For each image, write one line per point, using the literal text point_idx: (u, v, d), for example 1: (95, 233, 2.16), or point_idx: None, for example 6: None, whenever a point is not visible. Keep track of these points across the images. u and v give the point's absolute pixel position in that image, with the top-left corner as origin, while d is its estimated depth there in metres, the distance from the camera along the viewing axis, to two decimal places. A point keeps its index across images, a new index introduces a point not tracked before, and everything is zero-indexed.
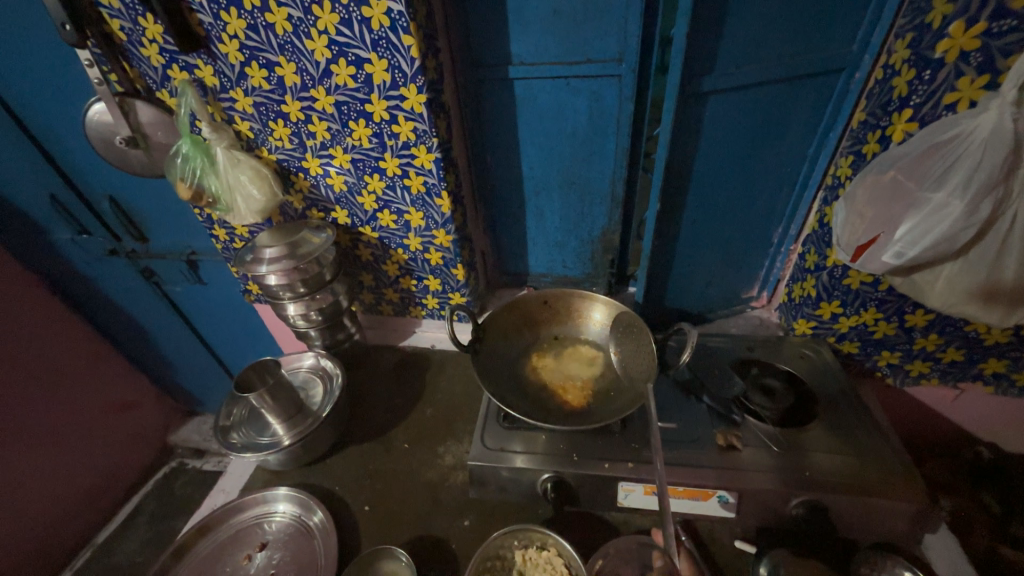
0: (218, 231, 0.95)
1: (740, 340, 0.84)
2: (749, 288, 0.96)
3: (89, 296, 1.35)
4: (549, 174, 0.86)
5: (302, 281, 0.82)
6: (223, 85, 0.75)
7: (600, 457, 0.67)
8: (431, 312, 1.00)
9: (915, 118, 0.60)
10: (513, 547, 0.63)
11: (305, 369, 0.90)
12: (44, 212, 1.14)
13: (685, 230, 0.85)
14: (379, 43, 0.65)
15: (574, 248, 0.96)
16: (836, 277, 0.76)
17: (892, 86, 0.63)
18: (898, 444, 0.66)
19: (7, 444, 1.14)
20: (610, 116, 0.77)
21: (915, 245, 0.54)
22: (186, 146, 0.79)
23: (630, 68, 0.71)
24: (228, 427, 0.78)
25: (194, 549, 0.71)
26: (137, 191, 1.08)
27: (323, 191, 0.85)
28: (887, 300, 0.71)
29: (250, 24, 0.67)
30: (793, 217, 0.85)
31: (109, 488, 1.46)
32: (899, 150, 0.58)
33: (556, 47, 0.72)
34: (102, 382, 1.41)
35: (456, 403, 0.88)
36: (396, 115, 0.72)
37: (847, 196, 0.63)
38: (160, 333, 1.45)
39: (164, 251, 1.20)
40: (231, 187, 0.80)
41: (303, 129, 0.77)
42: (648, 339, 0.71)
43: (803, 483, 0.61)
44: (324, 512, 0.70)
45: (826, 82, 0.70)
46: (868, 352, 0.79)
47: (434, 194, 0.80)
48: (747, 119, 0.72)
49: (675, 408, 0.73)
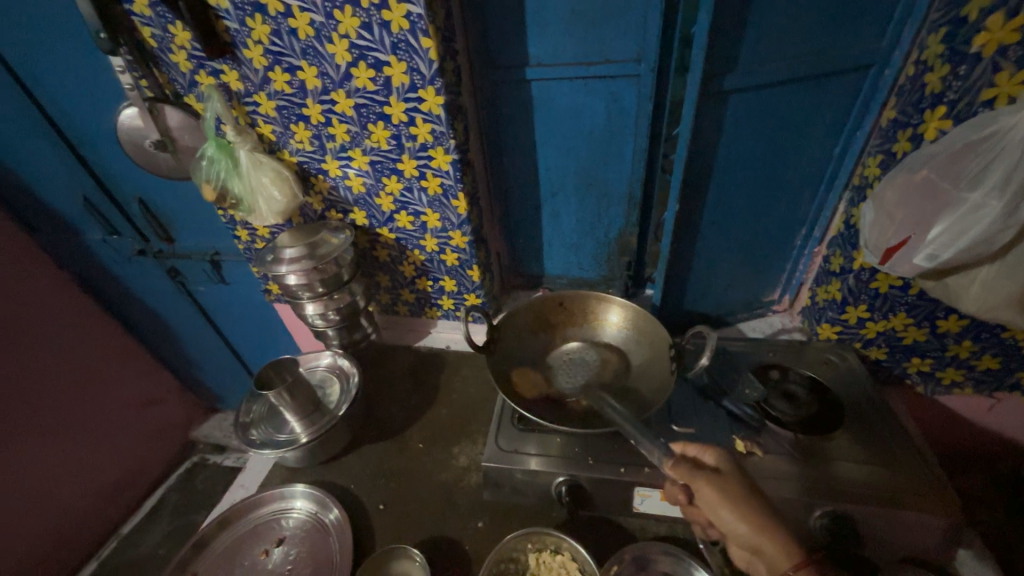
0: (240, 232, 0.97)
1: (761, 344, 0.82)
2: (770, 291, 0.94)
3: (119, 294, 1.40)
4: (566, 176, 0.86)
5: (320, 282, 0.83)
6: (248, 89, 0.77)
7: (615, 461, 0.66)
8: (447, 313, 1.01)
9: (949, 115, 0.58)
10: (527, 550, 0.63)
11: (323, 368, 0.91)
12: (78, 214, 1.19)
13: (705, 231, 0.84)
14: (398, 46, 0.66)
15: (590, 249, 0.96)
16: (862, 281, 0.73)
17: (924, 83, 0.61)
18: (927, 454, 0.63)
19: (35, 436, 1.18)
20: (628, 117, 0.76)
21: (949, 247, 0.52)
22: (212, 149, 0.81)
23: (649, 67, 0.70)
24: (248, 423, 0.80)
25: (213, 543, 0.72)
26: (164, 193, 1.11)
27: (342, 192, 0.86)
28: (917, 304, 0.69)
29: (274, 29, 0.69)
30: (818, 219, 0.82)
31: (133, 481, 1.50)
32: (931, 148, 0.56)
33: (574, 47, 0.72)
34: (128, 378, 1.46)
35: (472, 403, 0.88)
36: (413, 117, 0.73)
37: (875, 197, 0.61)
38: (183, 330, 1.49)
39: (188, 251, 1.24)
40: (253, 189, 0.83)
41: (323, 132, 0.79)
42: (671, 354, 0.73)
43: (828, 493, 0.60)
44: (339, 509, 0.71)
45: (853, 81, 0.68)
46: (897, 358, 0.77)
47: (450, 195, 0.81)
48: (771, 119, 0.70)
49: (693, 412, 0.72)
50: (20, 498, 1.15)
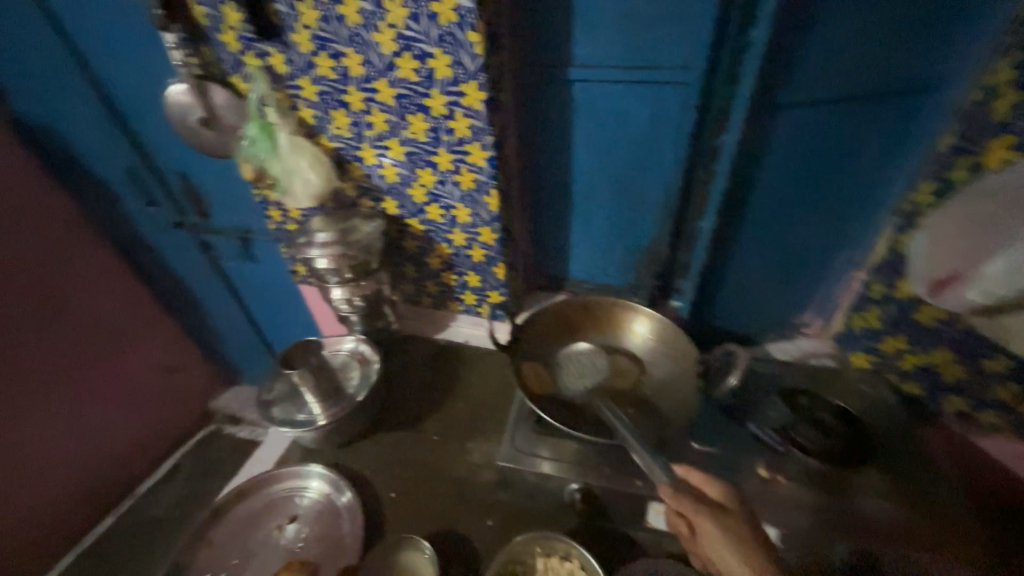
0: (273, 212, 0.99)
1: (789, 366, 0.80)
2: (801, 314, 0.91)
3: (151, 263, 1.44)
4: (602, 178, 0.84)
5: (349, 267, 0.84)
6: (291, 73, 0.78)
7: (634, 474, 0.65)
8: (469, 308, 1.00)
9: (1019, 144, 0.56)
10: (535, 554, 0.63)
11: (345, 352, 0.89)
12: (119, 183, 1.23)
13: (740, 246, 0.83)
14: (445, 39, 0.66)
15: (617, 255, 0.94)
16: (905, 310, 0.72)
17: (990, 109, 0.59)
18: (958, 497, 0.61)
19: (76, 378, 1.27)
20: (671, 125, 0.74)
21: (1007, 285, 0.50)
22: (252, 129, 0.82)
23: (698, 76, 0.68)
24: (269, 401, 0.80)
25: (232, 511, 0.74)
26: (202, 170, 1.14)
27: (375, 180, 0.86)
28: (962, 341, 0.66)
29: (323, 15, 0.69)
30: (860, 244, 0.79)
31: (151, 444, 1.55)
32: (1001, 179, 0.53)
33: (622, 50, 0.70)
34: (154, 345, 1.50)
35: (489, 400, 0.87)
36: (454, 111, 0.73)
37: (932, 226, 0.59)
38: (210, 303, 1.53)
39: (222, 228, 1.27)
40: (289, 170, 0.84)
41: (362, 120, 0.79)
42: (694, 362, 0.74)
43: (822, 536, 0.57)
44: (352, 493, 0.73)
45: (914, 103, 0.65)
46: (935, 396, 0.73)
47: (483, 192, 0.81)
48: (834, 131, 0.68)
49: (714, 430, 0.70)
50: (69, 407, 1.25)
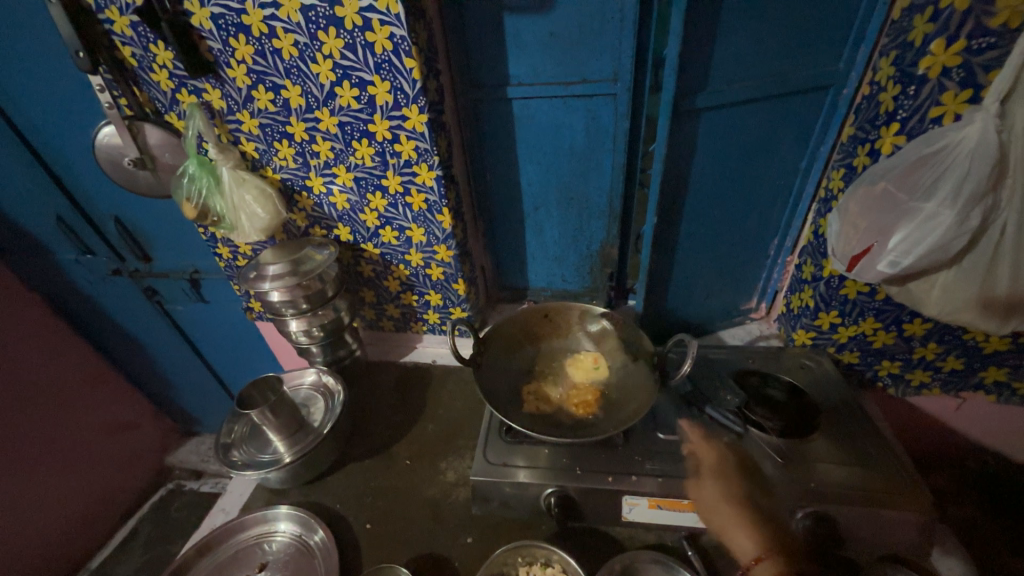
0: (221, 249, 0.97)
1: (740, 350, 0.85)
2: (748, 300, 0.97)
3: (91, 315, 1.36)
4: (547, 190, 0.88)
5: (305, 298, 0.82)
6: (230, 108, 0.77)
7: (603, 470, 0.66)
8: (432, 327, 1.01)
9: (903, 131, 0.62)
10: (517, 563, 0.63)
11: (307, 386, 0.90)
12: (50, 233, 1.16)
13: (684, 242, 0.87)
14: (382, 66, 0.68)
15: (573, 262, 0.97)
16: (833, 288, 0.76)
17: (878, 101, 0.66)
18: (900, 452, 0.66)
19: (17, 446, 1.16)
20: (606, 132, 0.79)
21: (909, 254, 0.56)
22: (193, 167, 0.80)
23: (625, 86, 0.73)
24: (229, 444, 0.77)
25: (192, 570, 0.69)
26: (141, 211, 1.10)
27: (325, 208, 0.87)
28: (884, 309, 0.72)
29: (257, 50, 0.70)
30: (788, 229, 0.86)
31: (104, 510, 1.43)
32: (887, 162, 0.60)
33: (553, 68, 0.74)
34: (101, 402, 1.40)
35: (458, 417, 0.88)
36: (398, 134, 0.74)
37: (840, 208, 0.65)
38: (159, 351, 1.45)
39: (167, 270, 1.21)
40: (235, 206, 0.82)
41: (306, 149, 0.79)
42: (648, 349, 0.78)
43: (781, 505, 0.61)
44: (324, 530, 0.70)
45: (815, 99, 0.72)
46: (869, 362, 0.80)
47: (434, 210, 0.82)
48: (752, 128, 0.74)
49: (677, 419, 0.73)
50: (10, 481, 1.14)
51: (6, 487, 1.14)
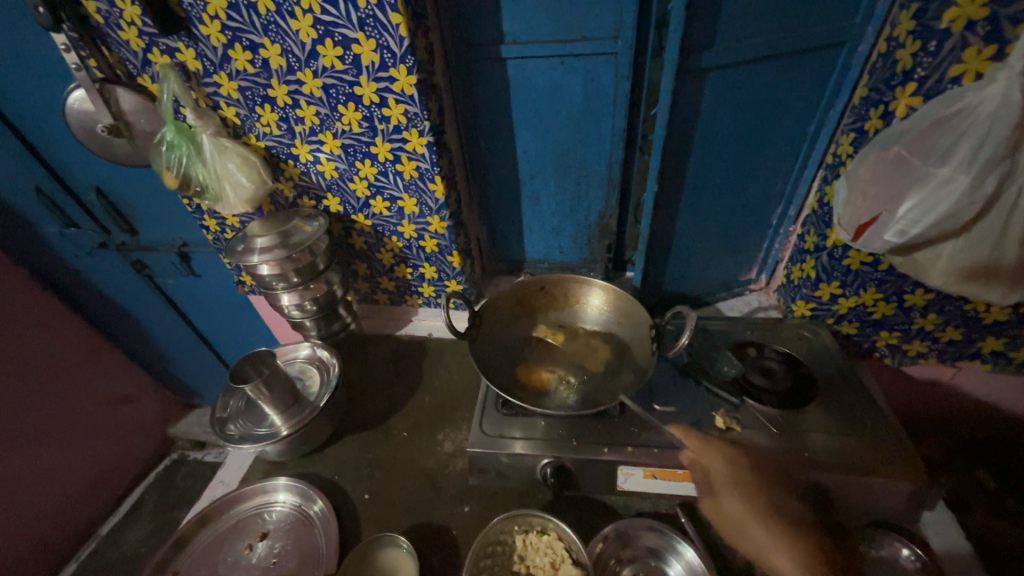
0: (208, 222, 0.94)
1: (739, 322, 0.84)
2: (747, 271, 0.96)
3: (82, 290, 1.33)
4: (544, 157, 0.85)
5: (295, 271, 0.80)
6: (207, 69, 0.73)
7: (599, 441, 0.66)
8: (427, 300, 0.99)
9: (919, 92, 0.59)
10: (513, 532, 0.64)
11: (301, 360, 0.89)
12: (31, 206, 1.12)
13: (684, 212, 0.85)
14: (366, 22, 0.63)
15: (571, 233, 0.95)
16: (836, 258, 0.75)
17: (896, 59, 0.62)
18: (894, 421, 0.66)
19: (18, 420, 1.16)
20: (606, 96, 0.75)
21: (918, 223, 0.54)
22: (171, 133, 0.76)
23: (626, 45, 0.69)
24: (225, 418, 0.77)
25: (194, 540, 0.71)
26: (123, 182, 1.06)
27: (313, 177, 0.83)
28: (887, 280, 0.71)
29: (231, 3, 0.65)
30: (792, 198, 0.84)
31: (110, 480, 1.45)
32: (902, 124, 0.57)
33: (551, 24, 0.69)
34: (99, 376, 1.40)
35: (455, 389, 0.88)
36: (386, 98, 0.70)
37: (850, 174, 0.63)
38: (154, 325, 1.44)
39: (155, 243, 1.18)
40: (218, 175, 0.78)
41: (290, 114, 0.75)
42: (646, 320, 0.77)
43: (776, 478, 0.62)
44: (323, 501, 0.71)
45: (827, 58, 0.68)
46: (867, 333, 0.79)
47: (426, 179, 0.79)
48: (760, 90, 0.70)
49: (673, 391, 0.73)
50: (12, 453, 1.15)
51: (11, 459, 1.15)
